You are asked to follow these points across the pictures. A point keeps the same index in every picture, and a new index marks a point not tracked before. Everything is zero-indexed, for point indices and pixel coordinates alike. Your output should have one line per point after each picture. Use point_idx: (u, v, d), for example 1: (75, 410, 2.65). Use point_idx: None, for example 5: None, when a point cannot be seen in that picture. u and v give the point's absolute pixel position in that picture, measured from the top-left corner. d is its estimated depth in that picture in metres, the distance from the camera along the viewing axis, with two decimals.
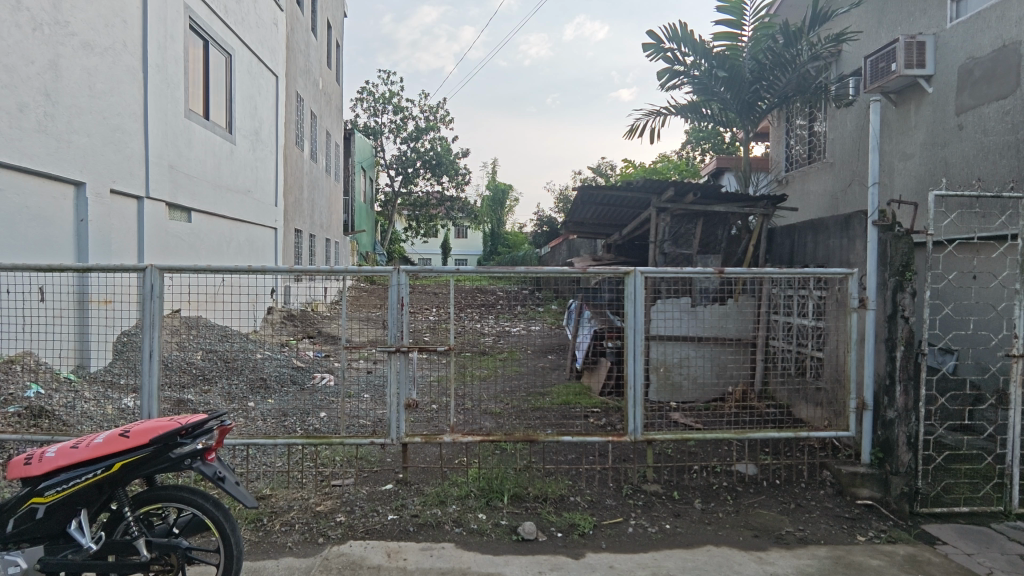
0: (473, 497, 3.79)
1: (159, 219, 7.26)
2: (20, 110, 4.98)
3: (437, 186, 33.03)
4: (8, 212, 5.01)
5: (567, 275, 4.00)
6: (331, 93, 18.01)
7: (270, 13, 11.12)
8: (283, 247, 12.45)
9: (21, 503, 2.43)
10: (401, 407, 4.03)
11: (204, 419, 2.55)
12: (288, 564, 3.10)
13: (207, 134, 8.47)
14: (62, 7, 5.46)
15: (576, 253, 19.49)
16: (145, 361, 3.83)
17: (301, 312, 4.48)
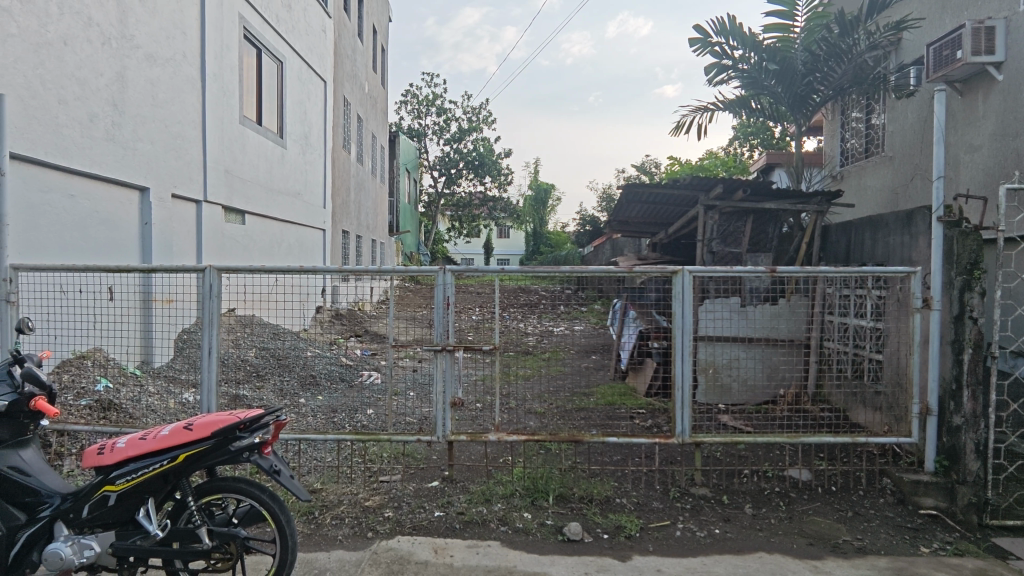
0: (519, 496, 3.80)
1: (216, 221, 7.57)
2: (91, 120, 5.27)
3: (480, 186, 33.31)
4: (83, 215, 5.32)
5: (611, 275, 3.93)
6: (377, 97, 18.42)
7: (319, 20, 11.45)
8: (331, 248, 12.80)
9: (94, 490, 2.57)
10: (447, 406, 4.07)
11: (261, 414, 2.63)
12: (339, 557, 3.18)
13: (260, 139, 8.78)
14: (128, 22, 5.75)
15: (619, 252, 19.33)
16: (204, 358, 4.01)
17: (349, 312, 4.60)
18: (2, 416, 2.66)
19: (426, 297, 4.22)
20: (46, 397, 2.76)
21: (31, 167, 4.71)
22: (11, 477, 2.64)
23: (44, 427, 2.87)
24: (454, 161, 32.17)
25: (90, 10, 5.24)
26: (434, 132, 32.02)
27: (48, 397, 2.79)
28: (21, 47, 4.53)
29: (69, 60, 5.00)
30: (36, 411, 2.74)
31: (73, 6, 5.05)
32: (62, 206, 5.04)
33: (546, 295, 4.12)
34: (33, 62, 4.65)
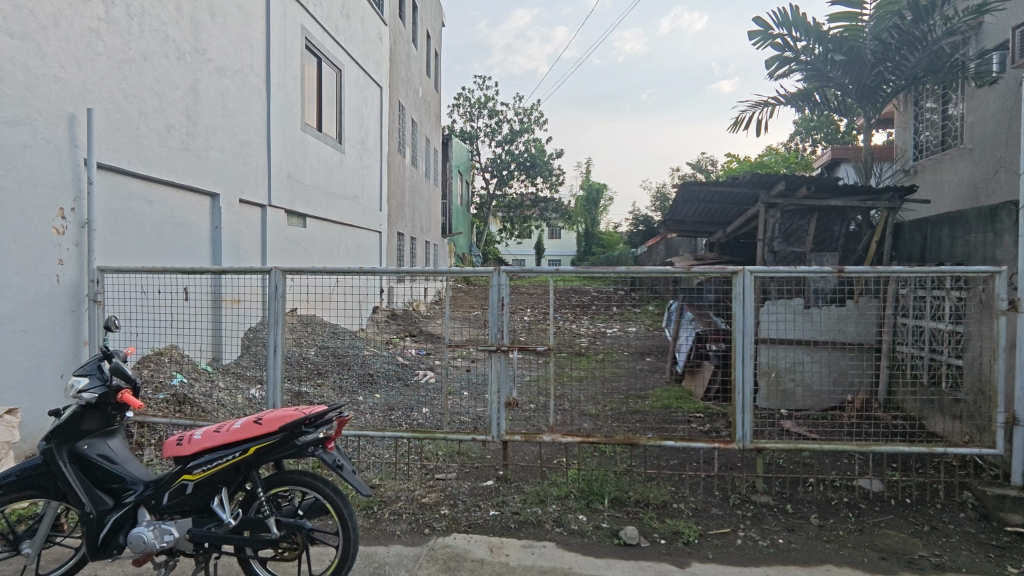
0: (574, 498, 3.79)
1: (279, 225, 7.90)
2: (167, 131, 5.60)
3: (531, 187, 33.38)
4: (161, 220, 5.64)
5: (670, 275, 3.87)
6: (430, 101, 18.75)
7: (375, 28, 11.76)
8: (387, 250, 13.12)
9: (173, 479, 2.73)
10: (502, 406, 4.10)
11: (325, 410, 2.73)
12: (398, 551, 3.25)
13: (320, 145, 9.11)
14: (201, 37, 6.08)
15: (674, 253, 18.93)
16: (270, 355, 4.18)
17: (403, 312, 4.71)
18: (93, 406, 2.87)
19: (479, 298, 4.25)
20: (131, 390, 2.95)
21: (116, 176, 5.04)
22: (100, 463, 2.85)
23: (128, 419, 3.08)
24: (506, 162, 32.35)
25: (167, 27, 5.57)
26: (486, 134, 32.31)
27: (132, 390, 2.97)
28: (107, 64, 4.85)
29: (148, 74, 5.33)
30: (121, 403, 2.93)
31: (153, 24, 5.38)
32: (141, 212, 5.37)
33: (598, 296, 4.15)
34: (118, 77, 4.97)
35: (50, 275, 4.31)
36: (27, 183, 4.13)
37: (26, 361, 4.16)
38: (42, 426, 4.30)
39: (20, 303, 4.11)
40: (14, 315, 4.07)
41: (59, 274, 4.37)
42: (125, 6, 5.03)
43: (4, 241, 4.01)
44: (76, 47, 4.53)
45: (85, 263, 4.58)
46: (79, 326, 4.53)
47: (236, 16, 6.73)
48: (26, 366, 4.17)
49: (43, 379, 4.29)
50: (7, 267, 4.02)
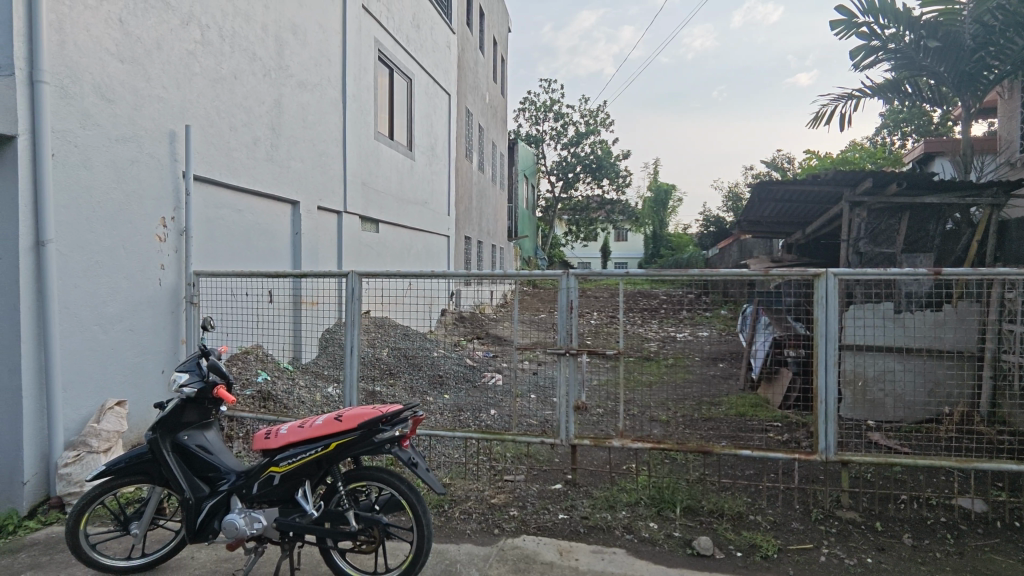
0: (644, 505, 3.72)
1: (354, 230, 8.23)
2: (254, 143, 5.97)
3: (598, 189, 33.08)
4: (248, 227, 6.02)
5: (746, 277, 3.68)
6: (497, 106, 19.00)
7: (444, 37, 12.06)
8: (455, 254, 13.39)
9: (262, 470, 2.90)
10: (570, 410, 4.09)
11: (400, 410, 2.81)
12: (469, 550, 3.31)
13: (392, 153, 9.43)
14: (284, 54, 6.45)
15: (747, 255, 18.21)
16: (347, 356, 4.36)
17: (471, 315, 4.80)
18: (191, 400, 3.10)
19: (546, 301, 4.22)
20: (225, 386, 3.17)
21: (209, 187, 5.42)
22: (199, 453, 3.08)
23: (223, 413, 3.31)
24: (572, 165, 32.23)
25: (255, 47, 5.94)
26: (552, 137, 32.35)
27: (226, 385, 3.19)
28: (202, 83, 5.24)
29: (238, 91, 5.70)
30: (216, 398, 3.15)
31: (242, 44, 5.75)
32: (232, 219, 5.75)
33: (668, 299, 3.99)
34: (211, 95, 5.34)
35: (154, 279, 4.69)
36: (135, 195, 4.52)
37: (133, 358, 4.54)
38: (147, 418, 4.70)
39: (130, 304, 4.49)
40: (125, 316, 4.45)
41: (161, 277, 4.75)
42: (218, 29, 5.41)
43: (117, 248, 4.38)
44: (175, 69, 4.92)
45: (182, 267, 4.97)
46: (176, 325, 4.92)
47: (317, 33, 7.09)
48: (133, 362, 4.55)
49: (146, 373, 4.67)
50: (119, 272, 4.40)
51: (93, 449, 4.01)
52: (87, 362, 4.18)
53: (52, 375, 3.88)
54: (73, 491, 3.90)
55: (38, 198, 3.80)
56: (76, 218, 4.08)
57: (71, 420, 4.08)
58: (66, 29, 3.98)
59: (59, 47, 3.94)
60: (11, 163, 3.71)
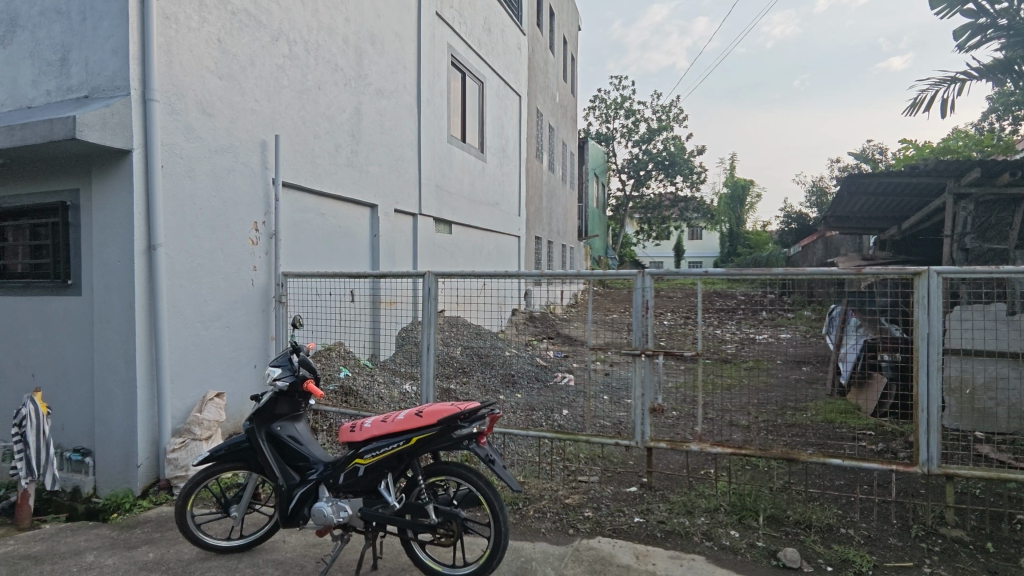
0: (724, 512, 3.60)
1: (428, 232, 8.46)
2: (336, 150, 6.26)
3: (670, 186, 32.26)
4: (331, 230, 6.32)
5: (835, 277, 3.51)
6: (567, 105, 18.95)
7: (515, 39, 12.15)
8: (525, 254, 13.48)
9: (348, 461, 3.03)
10: (646, 411, 4.04)
11: (478, 407, 2.86)
12: (544, 548, 3.33)
13: (464, 155, 9.62)
14: (363, 64, 6.72)
15: (834, 253, 17.16)
16: (424, 354, 4.53)
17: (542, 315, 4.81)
18: (284, 393, 3.30)
19: (618, 301, 4.15)
20: (314, 380, 3.35)
21: (296, 193, 5.75)
22: (290, 444, 3.27)
23: (311, 406, 3.50)
24: (643, 162, 31.60)
25: (337, 58, 6.23)
26: (623, 135, 31.84)
27: (315, 380, 3.37)
28: (290, 95, 5.55)
29: (321, 101, 6.00)
30: (306, 391, 3.33)
31: (325, 56, 6.05)
32: (316, 223, 6.05)
33: (745, 300, 3.78)
34: (298, 106, 5.66)
35: (247, 280, 5.03)
36: (231, 202, 4.86)
37: (229, 352, 4.88)
38: (243, 409, 5.05)
39: (227, 303, 4.83)
40: (223, 314, 4.80)
41: (253, 278, 5.09)
42: (304, 43, 5.72)
43: (216, 251, 4.73)
44: (266, 82, 5.24)
45: (272, 269, 5.30)
46: (267, 323, 5.25)
47: (393, 41, 7.34)
48: (230, 357, 4.90)
49: (240, 367, 5.00)
50: (218, 273, 4.75)
51: (197, 437, 4.34)
52: (191, 356, 4.54)
53: (162, 368, 4.25)
54: (179, 475, 4.24)
55: (150, 206, 4.16)
56: (181, 223, 4.43)
57: (177, 409, 4.44)
58: (172, 51, 4.33)
59: (167, 68, 4.30)
60: (128, 174, 4.09)
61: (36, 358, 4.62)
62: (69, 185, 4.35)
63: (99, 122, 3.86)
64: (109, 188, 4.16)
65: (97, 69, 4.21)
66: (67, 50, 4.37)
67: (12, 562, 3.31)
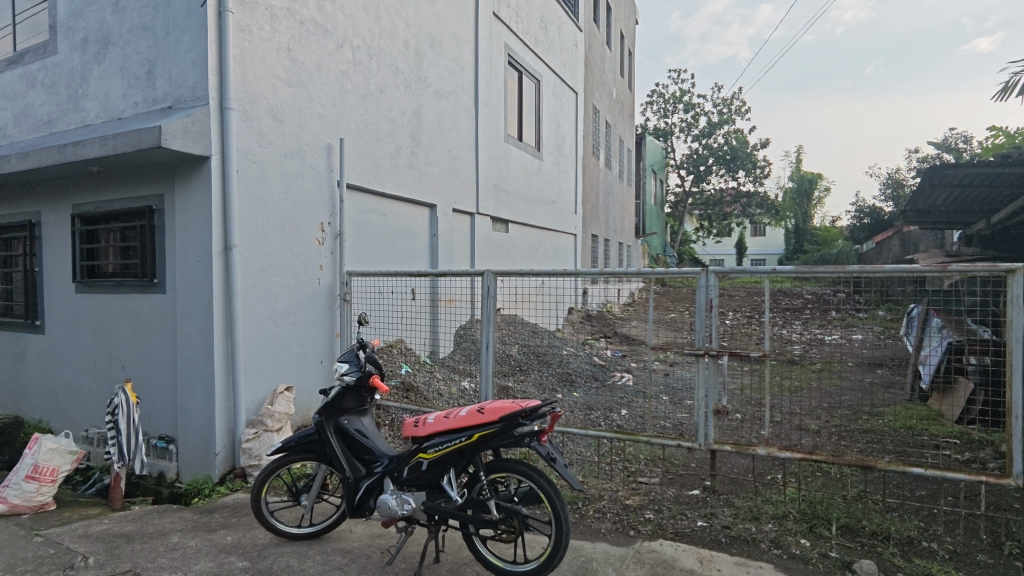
0: (793, 519, 3.46)
1: (486, 231, 8.55)
2: (397, 152, 6.41)
3: (732, 181, 31.21)
4: (392, 230, 6.48)
5: (917, 274, 3.28)
6: (624, 101, 18.68)
7: (572, 35, 12.07)
8: (582, 252, 13.38)
9: (412, 456, 3.11)
10: (709, 413, 3.90)
11: (539, 406, 2.86)
12: (605, 549, 3.30)
13: (521, 154, 9.65)
14: (422, 67, 6.85)
15: (913, 249, 16.08)
16: (483, 352, 4.54)
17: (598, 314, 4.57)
18: (351, 388, 3.41)
19: (678, 300, 3.97)
20: (379, 376, 3.45)
21: (359, 194, 5.93)
22: (356, 437, 3.38)
23: (376, 401, 3.60)
24: (703, 158, 30.73)
25: (397, 62, 6.37)
26: (682, 129, 31.10)
27: (380, 376, 3.48)
28: (354, 100, 5.72)
29: (383, 104, 6.16)
30: (371, 386, 3.44)
31: (386, 60, 6.20)
32: (378, 223, 6.22)
33: (813, 299, 3.66)
34: (361, 110, 5.82)
35: (314, 278, 5.24)
36: (299, 204, 5.07)
37: (298, 348, 5.09)
38: (311, 402, 5.26)
39: (295, 301, 5.05)
40: (292, 311, 5.02)
41: (319, 277, 5.29)
42: (367, 48, 5.89)
43: (286, 251, 4.95)
44: (332, 87, 5.42)
45: (337, 268, 5.49)
46: (332, 320, 5.45)
47: (452, 43, 7.44)
48: (298, 352, 5.11)
49: (308, 362, 5.21)
50: (287, 272, 4.96)
51: (268, 428, 4.55)
52: (263, 352, 4.77)
53: (237, 362, 4.49)
54: (253, 463, 4.47)
55: (227, 208, 4.41)
56: (254, 224, 4.66)
57: (251, 401, 4.67)
58: (246, 61, 4.56)
59: (241, 78, 4.53)
60: (207, 179, 4.34)
61: (125, 351, 4.97)
62: (155, 190, 4.66)
63: (182, 131, 4.10)
64: (189, 192, 4.43)
65: (179, 81, 4.48)
66: (153, 64, 4.68)
67: (107, 540, 3.58)
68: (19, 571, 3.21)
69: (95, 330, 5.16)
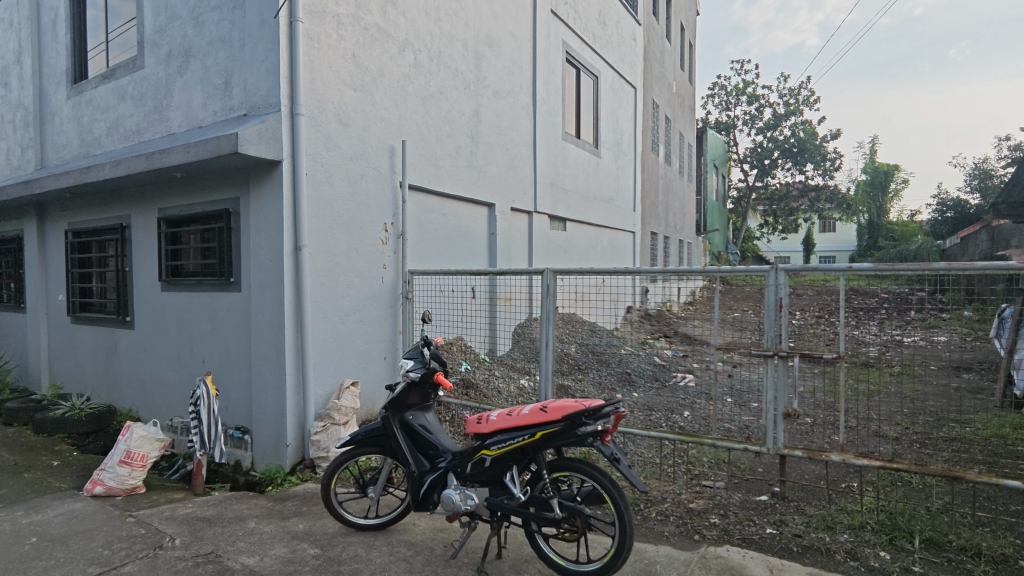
0: (871, 531, 3.29)
1: (543, 229, 8.54)
2: (456, 152, 6.50)
3: (799, 175, 29.87)
4: (452, 229, 6.58)
5: (1013, 271, 3.04)
6: (685, 94, 18.23)
7: (630, 29, 11.87)
8: (640, 250, 13.15)
9: (475, 452, 3.14)
10: (779, 416, 3.73)
11: (602, 405, 2.84)
12: (669, 553, 3.23)
13: (579, 152, 9.59)
14: (481, 67, 6.93)
15: (1005, 244, 14.85)
16: (543, 350, 4.56)
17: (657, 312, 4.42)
18: (415, 384, 3.49)
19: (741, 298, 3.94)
20: (443, 372, 3.52)
21: (420, 195, 6.05)
22: (421, 432, 3.45)
23: (439, 397, 3.67)
24: (768, 151, 29.56)
25: (457, 63, 6.46)
26: (745, 122, 30.03)
27: (443, 372, 3.54)
28: (415, 102, 5.85)
29: (443, 105, 6.26)
30: (435, 383, 3.51)
31: (446, 62, 6.29)
32: (438, 223, 6.33)
33: (889, 297, 3.47)
34: (422, 112, 5.94)
35: (378, 277, 5.39)
36: (364, 205, 5.23)
37: (363, 344, 5.26)
38: (375, 397, 5.42)
39: (360, 298, 5.21)
40: (357, 308, 5.18)
41: (383, 276, 5.45)
42: (428, 51, 6.00)
43: (351, 251, 5.12)
44: (394, 90, 5.56)
45: (400, 267, 5.63)
46: (395, 317, 5.59)
47: (511, 43, 7.49)
48: (363, 349, 5.28)
49: (372, 358, 5.37)
50: (352, 271, 5.13)
51: (335, 421, 4.74)
52: (330, 348, 4.96)
53: (306, 357, 4.68)
54: (322, 455, 4.65)
55: (297, 210, 4.60)
56: (322, 225, 4.85)
57: (319, 395, 4.86)
58: (315, 69, 4.75)
59: (310, 85, 4.72)
60: (279, 183, 4.54)
61: (205, 346, 5.28)
62: (232, 194, 4.92)
63: (257, 137, 4.31)
64: (263, 195, 4.64)
65: (254, 90, 4.71)
66: (230, 74, 4.94)
67: (191, 523, 3.81)
68: (114, 548, 3.47)
69: (178, 326, 5.51)
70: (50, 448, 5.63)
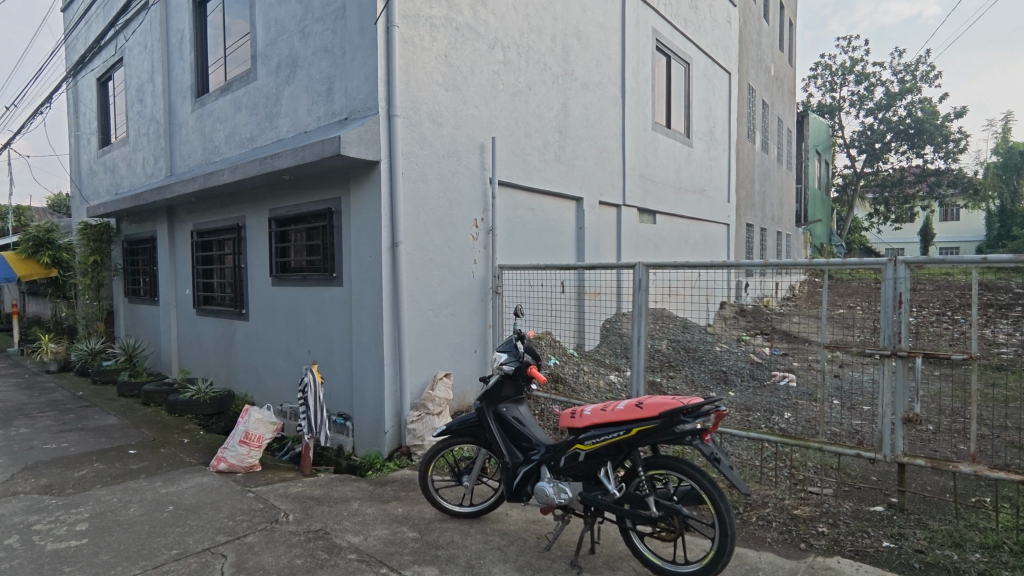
0: (1009, 552, 2.96)
1: (632, 223, 8.38)
2: (545, 146, 6.52)
3: (915, 159, 27.26)
4: (541, 224, 6.61)
5: None
6: (784, 76, 17.16)
7: (724, 12, 11.34)
8: (735, 243, 12.56)
9: (568, 446, 3.14)
10: (897, 420, 3.39)
11: (701, 403, 2.75)
12: (772, 560, 3.08)
13: (670, 142, 9.30)
14: (570, 61, 6.88)
15: None
16: (635, 346, 4.36)
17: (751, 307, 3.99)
18: (509, 376, 3.55)
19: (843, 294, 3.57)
20: (536, 365, 3.55)
21: (509, 190, 6.12)
22: (514, 424, 3.50)
23: (532, 390, 3.70)
24: (879, 134, 27.21)
25: (545, 58, 6.46)
26: (852, 104, 27.82)
27: (537, 365, 3.57)
28: (505, 99, 5.91)
29: (532, 101, 6.29)
30: (528, 375, 3.55)
31: (535, 57, 6.31)
32: (527, 218, 6.38)
33: None
34: (511, 108, 6.00)
35: (469, 271, 5.52)
36: (456, 202, 5.37)
37: (455, 336, 5.41)
38: (467, 389, 5.57)
39: (452, 293, 5.36)
40: (449, 302, 5.34)
41: (474, 271, 5.57)
42: (516, 47, 6.03)
43: (444, 246, 5.27)
44: (485, 88, 5.66)
45: (489, 262, 5.73)
46: (485, 311, 5.70)
47: (599, 35, 7.38)
48: (455, 341, 5.43)
49: (463, 351, 5.52)
50: (445, 266, 5.29)
51: (430, 411, 4.93)
52: (424, 340, 5.14)
53: (402, 349, 4.88)
54: (418, 443, 4.85)
55: (394, 208, 4.80)
56: (417, 221, 5.03)
57: (414, 386, 5.06)
58: (410, 71, 4.92)
59: (406, 87, 4.90)
60: (376, 182, 4.76)
61: (311, 337, 5.64)
62: (335, 194, 5.21)
63: (357, 139, 4.53)
64: (363, 194, 4.89)
65: (354, 95, 4.96)
66: (333, 81, 5.23)
67: (303, 501, 4.11)
68: (237, 519, 3.80)
69: (287, 318, 5.92)
70: (181, 427, 6.25)
